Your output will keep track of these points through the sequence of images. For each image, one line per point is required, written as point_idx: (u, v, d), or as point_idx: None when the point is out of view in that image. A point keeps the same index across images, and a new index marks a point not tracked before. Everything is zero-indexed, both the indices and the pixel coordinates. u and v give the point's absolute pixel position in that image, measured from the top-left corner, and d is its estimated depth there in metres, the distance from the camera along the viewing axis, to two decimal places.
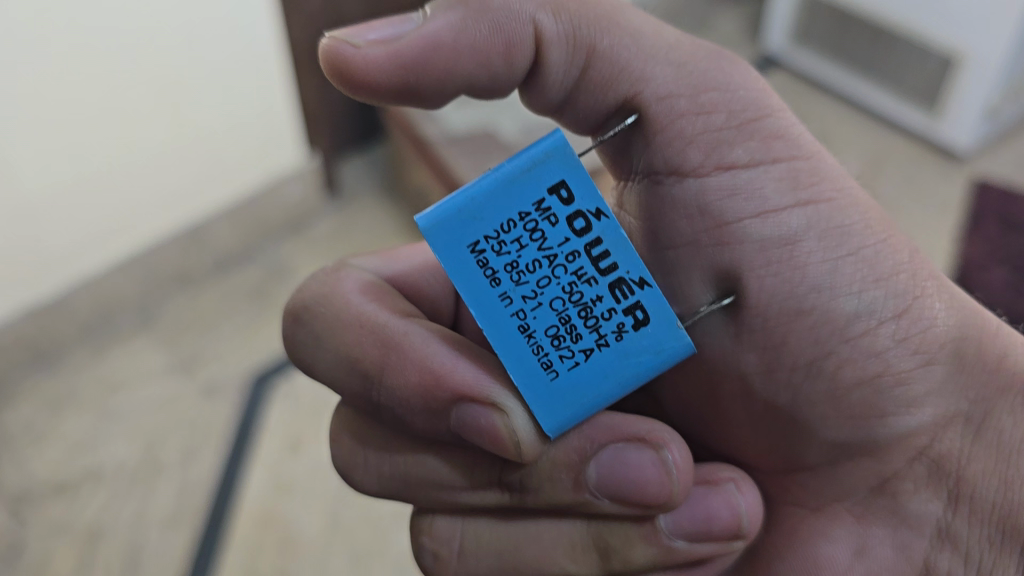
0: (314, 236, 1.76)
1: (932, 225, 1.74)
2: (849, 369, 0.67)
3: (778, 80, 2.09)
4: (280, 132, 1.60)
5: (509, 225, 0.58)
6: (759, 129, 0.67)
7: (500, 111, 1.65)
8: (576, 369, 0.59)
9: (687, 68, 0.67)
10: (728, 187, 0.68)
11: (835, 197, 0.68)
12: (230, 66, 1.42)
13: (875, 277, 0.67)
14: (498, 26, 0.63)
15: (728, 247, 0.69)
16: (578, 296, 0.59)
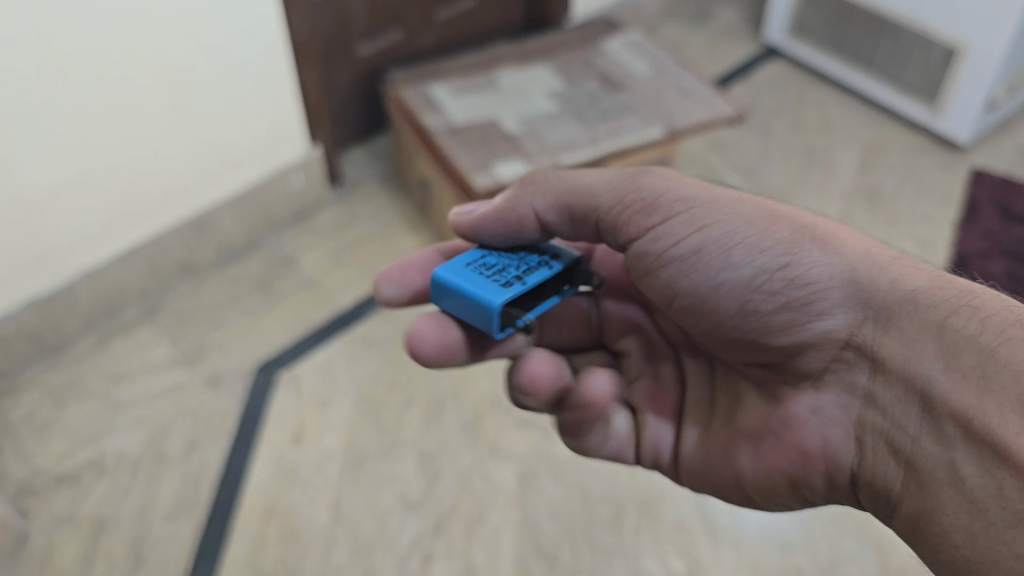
0: (317, 227, 1.75)
1: (934, 216, 1.74)
2: (766, 304, 0.74)
3: (779, 71, 2.09)
4: (285, 128, 1.63)
5: (525, 252, 0.83)
6: (665, 197, 0.77)
7: (500, 102, 1.64)
8: (469, 267, 0.78)
9: (619, 178, 0.80)
10: (652, 241, 0.78)
11: (728, 215, 0.75)
12: (233, 54, 1.46)
13: (760, 248, 0.74)
14: (518, 210, 0.81)
15: (664, 271, 0.79)
16: (506, 269, 0.78)
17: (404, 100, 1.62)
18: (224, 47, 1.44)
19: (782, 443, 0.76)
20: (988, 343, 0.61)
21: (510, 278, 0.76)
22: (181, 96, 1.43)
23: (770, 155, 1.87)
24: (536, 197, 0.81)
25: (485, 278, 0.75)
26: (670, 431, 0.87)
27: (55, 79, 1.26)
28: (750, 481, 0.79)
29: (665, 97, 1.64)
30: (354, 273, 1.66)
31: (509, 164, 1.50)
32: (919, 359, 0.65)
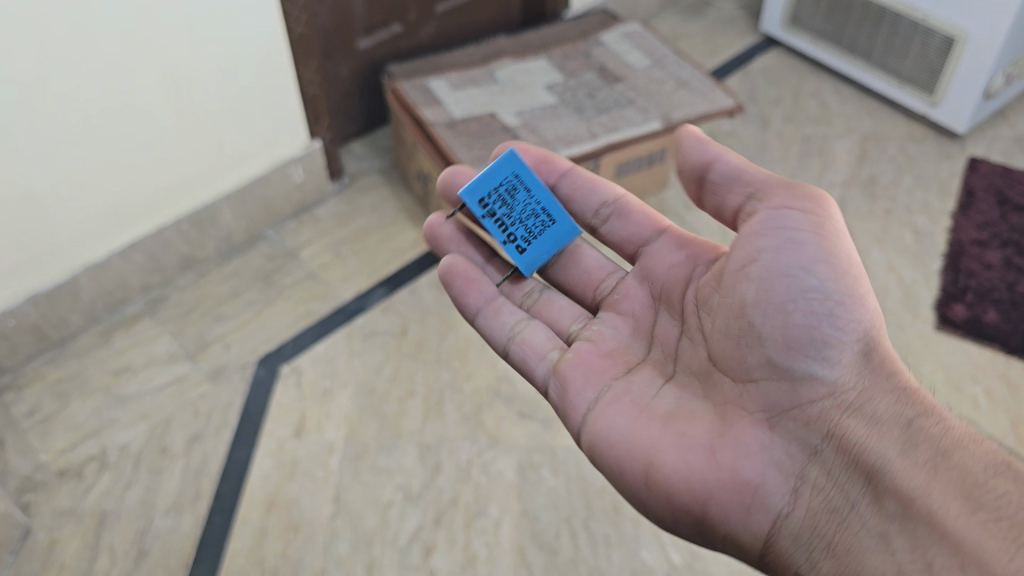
0: (316, 220, 1.75)
1: (932, 205, 1.74)
2: (803, 310, 0.81)
3: (777, 61, 2.08)
4: (285, 121, 1.63)
5: (533, 235, 1.01)
6: (811, 201, 0.85)
7: (498, 96, 1.64)
8: (511, 182, 0.99)
9: (792, 186, 0.86)
10: (778, 214, 0.84)
11: (834, 237, 0.84)
12: (232, 47, 1.46)
13: (843, 279, 0.82)
14: (731, 178, 0.90)
15: (756, 240, 0.85)
16: (508, 212, 1.00)
17: (403, 93, 1.62)
18: (224, 40, 1.44)
19: (717, 459, 0.78)
20: (945, 447, 0.75)
21: (493, 210, 1.00)
22: (180, 89, 1.44)
23: (768, 145, 1.86)
24: (755, 189, 0.88)
25: (489, 190, 0.99)
26: (592, 392, 0.88)
27: (55, 73, 1.26)
28: (667, 482, 0.79)
29: (663, 88, 1.64)
30: (353, 266, 1.66)
31: None
32: (883, 444, 0.76)
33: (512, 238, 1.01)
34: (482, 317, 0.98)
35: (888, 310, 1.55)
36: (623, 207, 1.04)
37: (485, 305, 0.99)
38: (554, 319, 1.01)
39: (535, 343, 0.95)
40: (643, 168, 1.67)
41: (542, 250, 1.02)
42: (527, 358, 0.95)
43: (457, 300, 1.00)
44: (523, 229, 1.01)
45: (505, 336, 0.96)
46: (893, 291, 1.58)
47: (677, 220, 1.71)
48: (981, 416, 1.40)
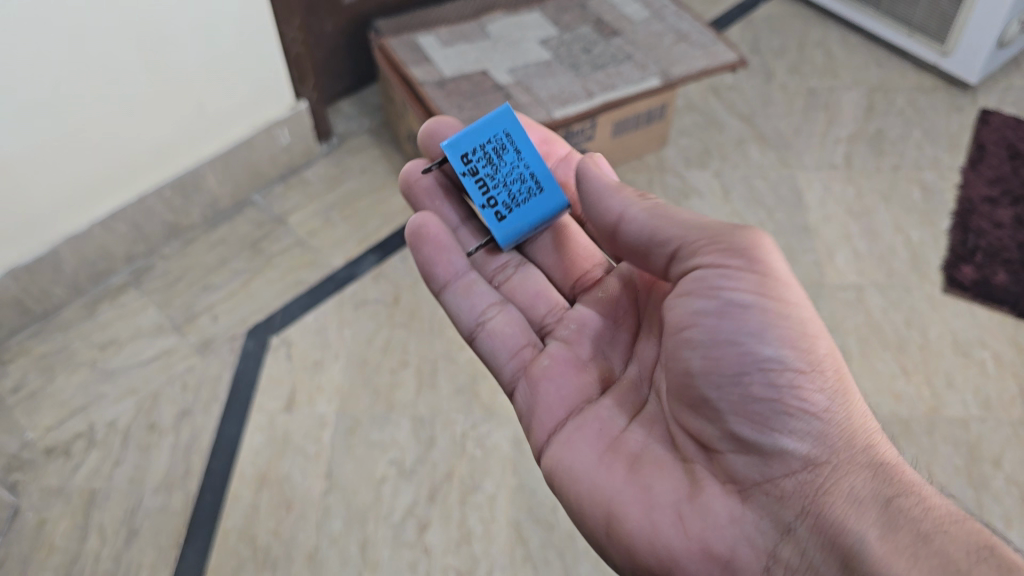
0: (305, 183, 1.69)
1: (942, 161, 1.68)
2: (755, 380, 0.73)
3: (782, 9, 2.00)
4: (267, 81, 1.57)
5: (516, 202, 0.94)
6: (742, 253, 0.77)
7: (489, 52, 1.58)
8: (501, 138, 0.93)
9: (719, 241, 0.78)
10: (720, 276, 0.76)
11: (786, 302, 0.75)
12: (209, 5, 1.39)
13: (794, 341, 0.74)
14: (642, 231, 0.85)
15: (690, 305, 0.78)
16: (491, 174, 0.93)
17: (390, 50, 1.56)
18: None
19: (685, 528, 0.72)
20: (925, 528, 0.66)
21: (477, 169, 0.92)
22: (155, 50, 1.37)
23: (772, 99, 1.80)
24: (660, 243, 0.84)
25: (475, 145, 0.92)
26: (562, 412, 0.84)
27: (23, 40, 1.20)
28: (629, 539, 0.74)
29: (662, 42, 1.57)
30: (343, 231, 1.60)
31: None
32: (857, 523, 0.68)
33: (494, 202, 0.93)
34: (450, 293, 0.93)
35: (895, 273, 1.51)
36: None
37: (455, 279, 0.92)
38: (529, 306, 0.97)
39: (508, 337, 0.91)
40: (641, 125, 1.61)
41: (523, 222, 0.95)
42: (495, 350, 0.91)
43: (424, 268, 0.92)
44: (508, 194, 0.94)
45: (475, 320, 0.91)
46: (899, 254, 1.54)
47: (677, 180, 1.65)
48: (988, 382, 1.37)
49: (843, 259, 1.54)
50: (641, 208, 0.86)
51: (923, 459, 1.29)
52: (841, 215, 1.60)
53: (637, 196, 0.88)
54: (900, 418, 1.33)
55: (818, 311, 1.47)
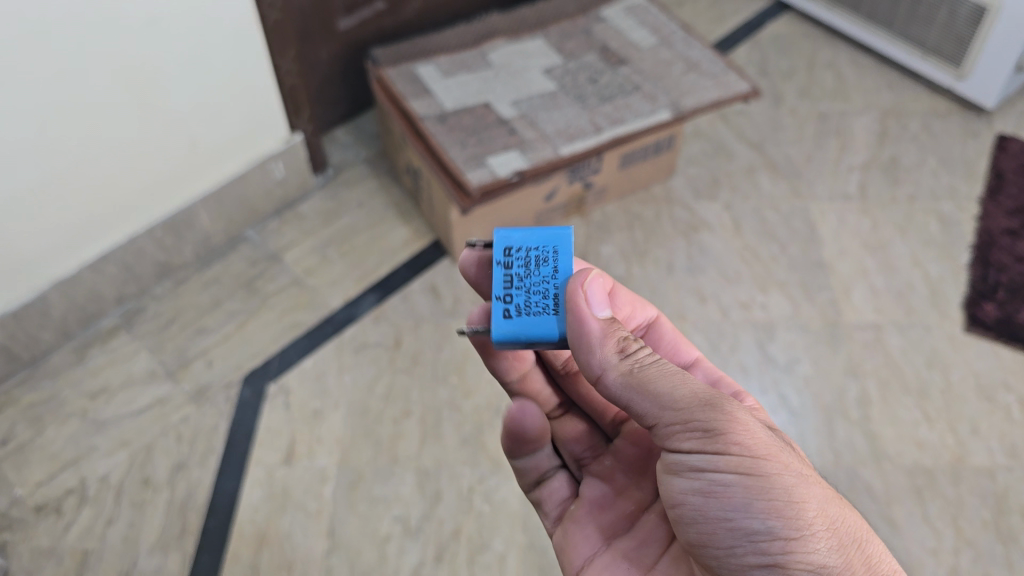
0: (300, 218, 1.63)
1: (959, 191, 1.64)
2: (749, 556, 0.69)
3: (790, 28, 1.94)
4: (262, 114, 1.51)
5: (529, 307, 0.78)
6: (712, 431, 0.69)
7: (492, 83, 1.52)
8: (544, 248, 0.81)
9: (688, 415, 0.71)
10: (698, 457, 0.70)
11: (767, 472, 0.69)
12: (200, 39, 1.33)
13: (782, 510, 0.68)
14: (617, 397, 0.75)
15: (675, 483, 0.73)
16: (521, 272, 0.80)
17: (389, 82, 1.50)
18: (191, 31, 1.31)
19: None
20: None
21: (510, 265, 0.81)
22: (145, 87, 1.31)
23: (782, 124, 1.74)
24: (636, 412, 0.74)
25: (522, 245, 0.82)
26: (590, 549, 0.83)
27: (5, 86, 1.14)
28: None
29: (672, 71, 1.51)
30: (341, 269, 1.55)
31: (504, 156, 1.39)
32: None
33: (508, 298, 0.79)
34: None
35: (913, 310, 1.47)
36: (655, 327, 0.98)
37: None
38: (573, 448, 0.95)
39: (551, 492, 0.90)
40: (649, 157, 1.55)
41: (520, 333, 0.77)
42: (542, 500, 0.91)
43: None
44: (525, 301, 0.79)
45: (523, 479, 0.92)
46: (917, 290, 1.50)
47: (686, 212, 1.60)
48: (1013, 427, 1.33)
49: (859, 297, 1.49)
50: (615, 374, 0.74)
51: (949, 512, 1.24)
52: (857, 249, 1.55)
53: (618, 349, 0.75)
54: (923, 468, 1.29)
55: (835, 353, 1.42)
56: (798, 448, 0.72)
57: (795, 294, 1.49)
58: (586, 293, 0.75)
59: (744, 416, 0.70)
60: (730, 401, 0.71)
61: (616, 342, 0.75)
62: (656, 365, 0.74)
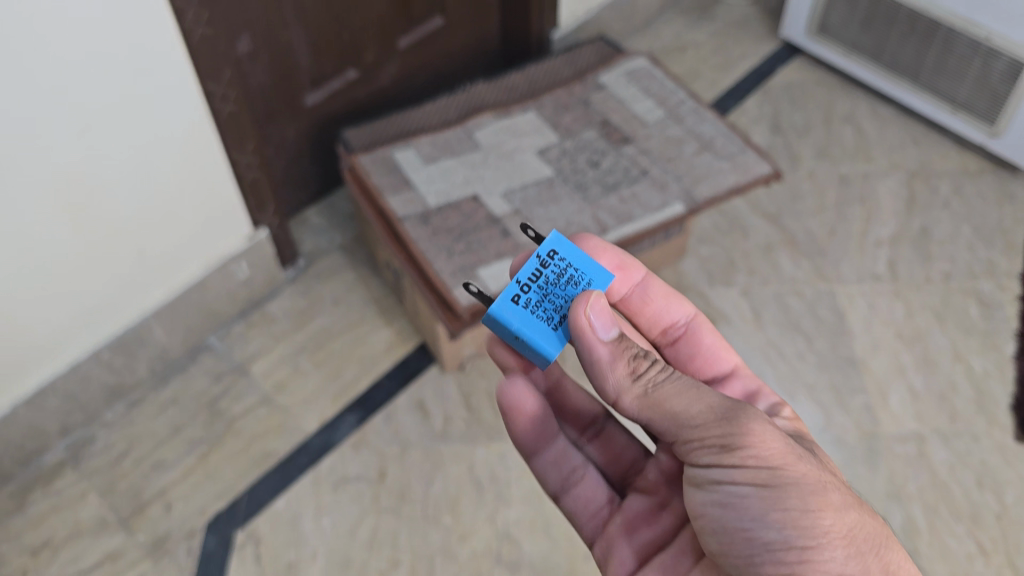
0: (269, 319, 1.45)
1: (999, 266, 1.48)
2: (766, 565, 0.66)
3: (802, 75, 1.77)
4: (220, 211, 1.32)
5: (532, 308, 0.74)
6: (728, 442, 0.66)
7: (479, 170, 1.34)
8: (585, 274, 0.76)
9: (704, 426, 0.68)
10: (715, 469, 0.67)
11: (782, 481, 0.66)
12: (138, 139, 1.15)
13: (797, 520, 0.65)
14: (639, 415, 0.72)
15: (695, 495, 0.70)
16: (550, 278, 0.75)
17: (363, 172, 1.32)
18: (126, 132, 1.13)
19: None
20: None
21: (544, 268, 0.75)
22: (77, 197, 1.13)
23: (801, 192, 1.57)
24: (655, 427, 0.71)
25: (569, 259, 0.76)
26: (629, 555, 0.79)
27: None
28: None
29: (682, 151, 1.34)
30: (316, 384, 1.37)
31: (498, 265, 1.21)
32: None
33: (525, 288, 0.74)
34: (540, 459, 0.86)
35: (958, 415, 1.31)
36: (696, 331, 0.89)
37: (546, 446, 0.85)
38: (611, 460, 0.90)
39: (591, 500, 0.84)
40: (658, 244, 1.38)
41: (514, 325, 0.73)
42: (578, 509, 0.85)
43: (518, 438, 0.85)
44: (537, 302, 0.74)
45: (561, 484, 0.85)
46: (960, 390, 1.34)
47: (700, 302, 1.43)
48: None
49: (897, 400, 1.33)
50: (631, 395, 0.71)
51: None
52: (890, 341, 1.39)
53: (629, 371, 0.71)
54: None
55: (874, 472, 1.26)
56: (815, 457, 0.69)
57: (825, 399, 1.33)
58: (590, 319, 0.70)
59: (761, 427, 0.67)
60: (747, 412, 0.68)
61: (629, 362, 0.72)
62: (672, 383, 0.71)
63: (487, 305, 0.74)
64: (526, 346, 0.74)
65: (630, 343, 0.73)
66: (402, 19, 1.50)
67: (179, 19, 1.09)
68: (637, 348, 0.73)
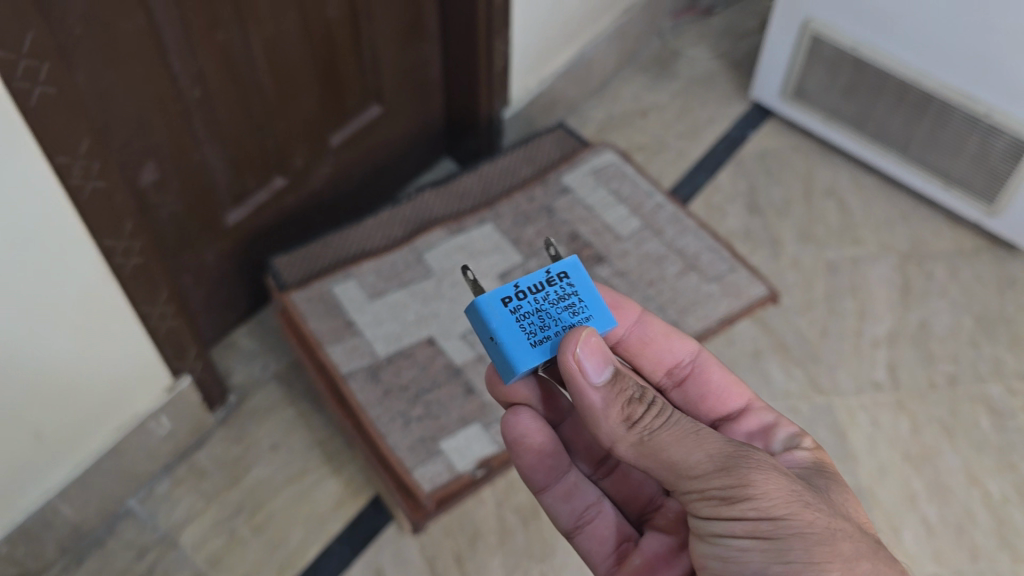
0: (199, 474, 1.25)
1: (1006, 367, 1.36)
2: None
3: (776, 141, 1.62)
4: (134, 369, 1.12)
5: (519, 314, 0.70)
6: (729, 493, 0.64)
7: (432, 305, 1.16)
8: (587, 306, 0.73)
9: (702, 477, 0.65)
10: (716, 519, 0.65)
11: (785, 533, 0.63)
12: (26, 313, 0.94)
13: (801, 572, 0.62)
14: (637, 463, 0.69)
15: (699, 545, 0.68)
16: (550, 298, 0.72)
17: (297, 316, 1.13)
18: (10, 311, 0.92)
19: None
20: None
21: (547, 288, 0.72)
22: None
23: (787, 284, 1.42)
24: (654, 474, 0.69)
25: (575, 289, 0.73)
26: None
27: None
28: None
29: (665, 269, 1.19)
30: (259, 555, 1.19)
31: (462, 434, 1.04)
32: None
33: (519, 295, 0.71)
34: (549, 495, 0.82)
35: (979, 552, 1.20)
36: (703, 366, 0.86)
37: (555, 482, 0.82)
38: (629, 495, 0.86)
39: (606, 540, 0.81)
40: None
41: (495, 326, 0.69)
42: (590, 549, 0.81)
43: (523, 472, 0.81)
44: (526, 313, 0.70)
45: (573, 523, 0.82)
46: (979, 521, 1.22)
47: None
48: None
49: (910, 538, 1.21)
50: (625, 444, 0.69)
51: None
52: (898, 466, 1.27)
53: (623, 417, 0.68)
54: None
55: None
56: (826, 508, 0.66)
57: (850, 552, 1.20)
58: (579, 361, 0.67)
59: (763, 479, 0.64)
60: (750, 465, 0.65)
61: (626, 408, 0.69)
62: (670, 431, 0.68)
63: (476, 295, 0.70)
64: (498, 352, 0.70)
65: (625, 385, 0.70)
66: (332, 116, 1.30)
67: (64, 175, 0.88)
68: (633, 390, 0.70)
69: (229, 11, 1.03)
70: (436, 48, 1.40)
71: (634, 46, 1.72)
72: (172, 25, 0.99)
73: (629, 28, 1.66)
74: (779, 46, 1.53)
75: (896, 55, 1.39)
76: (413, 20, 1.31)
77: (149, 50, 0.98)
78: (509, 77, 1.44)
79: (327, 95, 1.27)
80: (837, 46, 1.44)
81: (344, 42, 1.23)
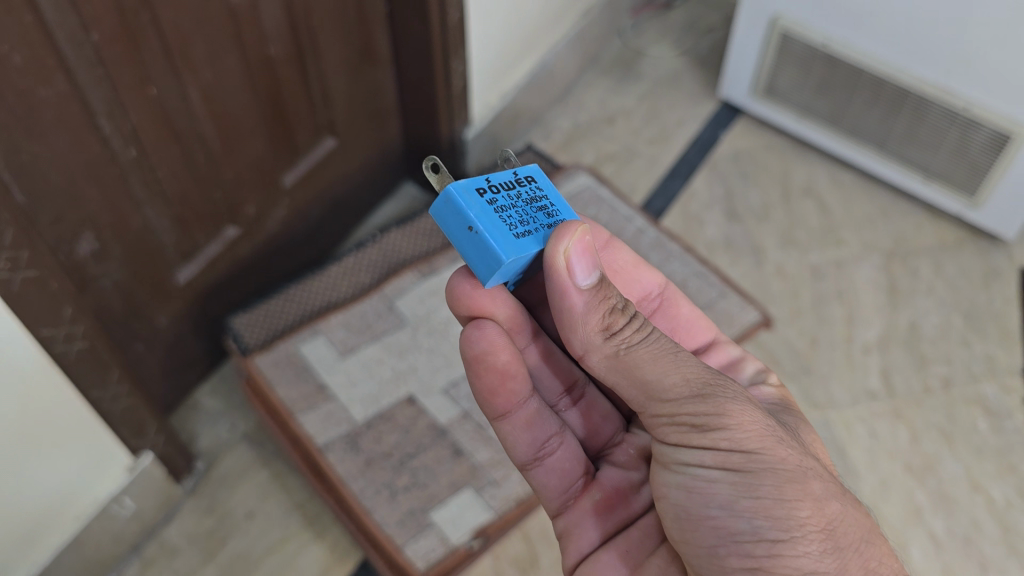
0: (170, 552, 1.17)
1: (999, 364, 1.31)
2: (731, 558, 0.61)
3: (747, 138, 1.58)
4: (89, 455, 1.01)
5: (498, 207, 0.63)
6: (705, 423, 0.61)
7: (411, 361, 1.13)
8: (558, 209, 0.67)
9: (674, 405, 0.62)
10: (687, 447, 0.62)
11: (759, 470, 0.61)
12: None
13: (770, 510, 0.60)
14: (609, 379, 0.66)
15: (664, 474, 0.65)
16: (524, 197, 0.66)
17: (265, 383, 1.08)
18: None
19: None
20: None
21: (517, 186, 0.67)
22: None
23: (771, 294, 1.38)
24: (626, 392, 0.65)
25: (543, 191, 0.68)
26: (597, 534, 0.72)
27: None
28: None
29: None
30: None
31: (454, 502, 1.01)
32: None
33: (494, 189, 0.64)
34: (508, 424, 0.74)
35: (989, 562, 1.13)
36: (672, 300, 0.87)
37: (517, 409, 0.73)
38: (591, 429, 0.81)
39: (566, 474, 0.75)
40: None
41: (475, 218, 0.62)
42: (545, 481, 0.75)
43: (482, 395, 0.72)
44: (503, 207, 0.63)
45: (532, 455, 0.74)
46: (986, 531, 1.16)
47: None
48: None
49: (919, 554, 1.14)
50: (597, 360, 0.66)
51: None
52: (900, 477, 1.20)
53: (602, 326, 0.64)
54: None
55: None
56: (800, 448, 0.64)
57: None
58: (570, 259, 0.61)
59: (741, 413, 0.61)
60: (727, 398, 0.62)
61: (608, 320, 0.64)
62: (648, 348, 0.64)
63: (449, 184, 0.62)
64: (478, 248, 0.61)
65: (609, 293, 0.64)
66: (283, 157, 1.21)
67: None
68: (615, 300, 0.65)
69: (160, 61, 0.94)
70: (390, 72, 1.32)
71: (595, 50, 1.66)
72: (98, 84, 0.88)
73: (589, 31, 1.60)
74: (748, 44, 1.49)
75: (868, 51, 1.33)
76: (362, 45, 1.22)
77: (74, 114, 0.88)
78: (469, 95, 1.36)
79: (276, 135, 1.17)
80: (807, 43, 1.39)
81: (291, 77, 1.14)
